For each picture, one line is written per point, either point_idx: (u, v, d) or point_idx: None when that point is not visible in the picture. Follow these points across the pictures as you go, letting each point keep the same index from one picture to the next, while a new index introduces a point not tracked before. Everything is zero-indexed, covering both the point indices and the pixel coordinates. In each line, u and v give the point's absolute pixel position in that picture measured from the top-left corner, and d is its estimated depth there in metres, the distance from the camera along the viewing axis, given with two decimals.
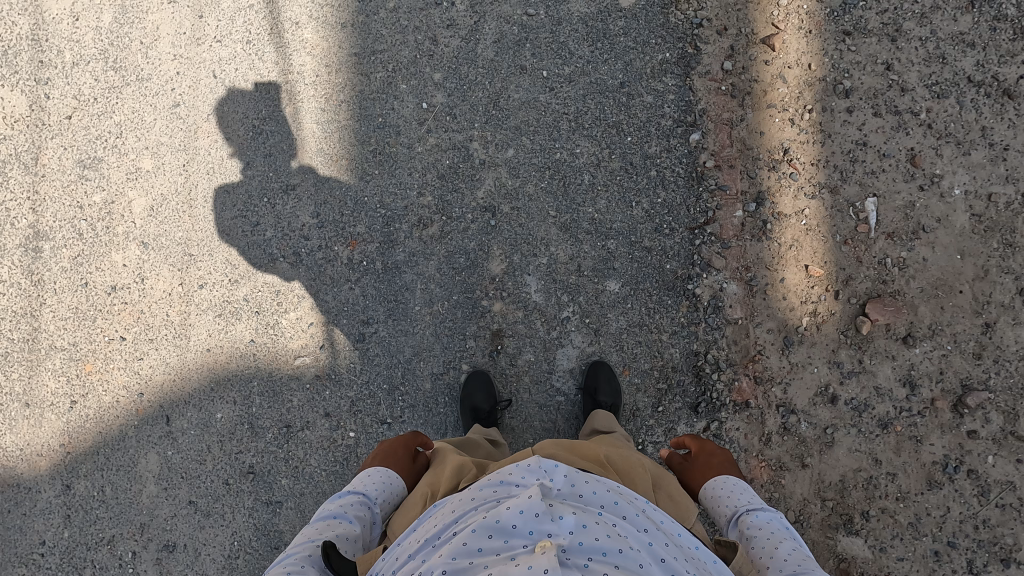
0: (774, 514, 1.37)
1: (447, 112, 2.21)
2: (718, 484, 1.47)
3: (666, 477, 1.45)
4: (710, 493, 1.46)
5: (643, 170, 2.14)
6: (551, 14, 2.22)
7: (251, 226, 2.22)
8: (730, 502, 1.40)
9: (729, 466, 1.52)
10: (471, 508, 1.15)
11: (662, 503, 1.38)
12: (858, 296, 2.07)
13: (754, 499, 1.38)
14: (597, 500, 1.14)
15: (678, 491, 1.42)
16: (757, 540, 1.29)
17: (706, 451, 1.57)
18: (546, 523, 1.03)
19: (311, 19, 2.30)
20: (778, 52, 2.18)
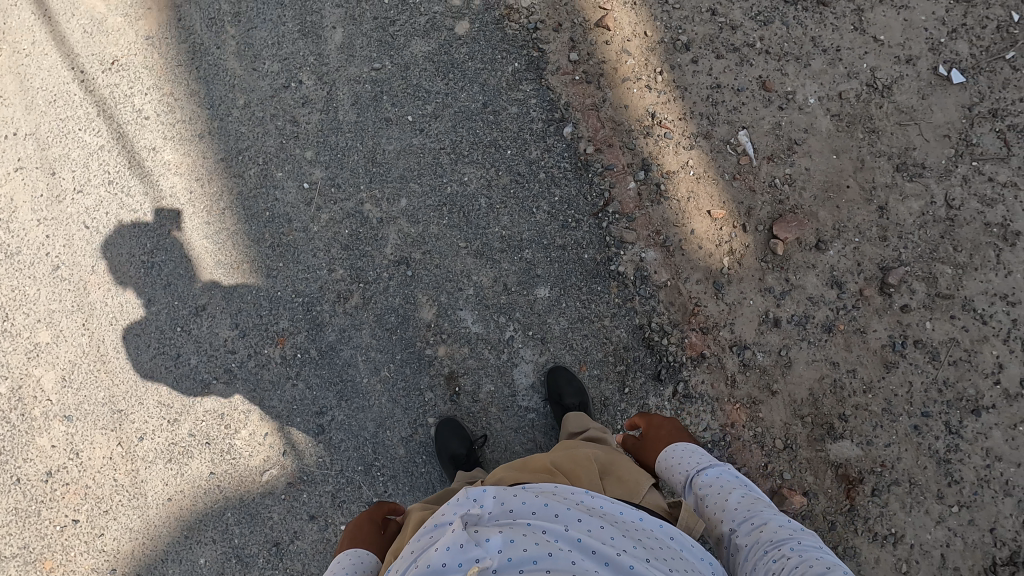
0: (721, 467, 1.41)
1: (330, 184, 2.21)
2: (670, 453, 1.50)
3: (614, 458, 1.44)
4: (663, 463, 1.49)
5: (532, 175, 2.19)
6: (397, 63, 2.27)
7: (173, 360, 2.13)
8: (681, 466, 1.44)
9: (676, 431, 1.55)
10: (409, 563, 1.13)
11: (611, 485, 1.37)
12: (763, 222, 2.17)
13: (702, 459, 1.42)
14: (526, 510, 1.15)
15: (626, 468, 1.41)
16: (709, 498, 1.34)
17: (653, 424, 1.60)
18: (472, 550, 1.02)
19: (167, 140, 2.27)
20: (614, 31, 2.30)
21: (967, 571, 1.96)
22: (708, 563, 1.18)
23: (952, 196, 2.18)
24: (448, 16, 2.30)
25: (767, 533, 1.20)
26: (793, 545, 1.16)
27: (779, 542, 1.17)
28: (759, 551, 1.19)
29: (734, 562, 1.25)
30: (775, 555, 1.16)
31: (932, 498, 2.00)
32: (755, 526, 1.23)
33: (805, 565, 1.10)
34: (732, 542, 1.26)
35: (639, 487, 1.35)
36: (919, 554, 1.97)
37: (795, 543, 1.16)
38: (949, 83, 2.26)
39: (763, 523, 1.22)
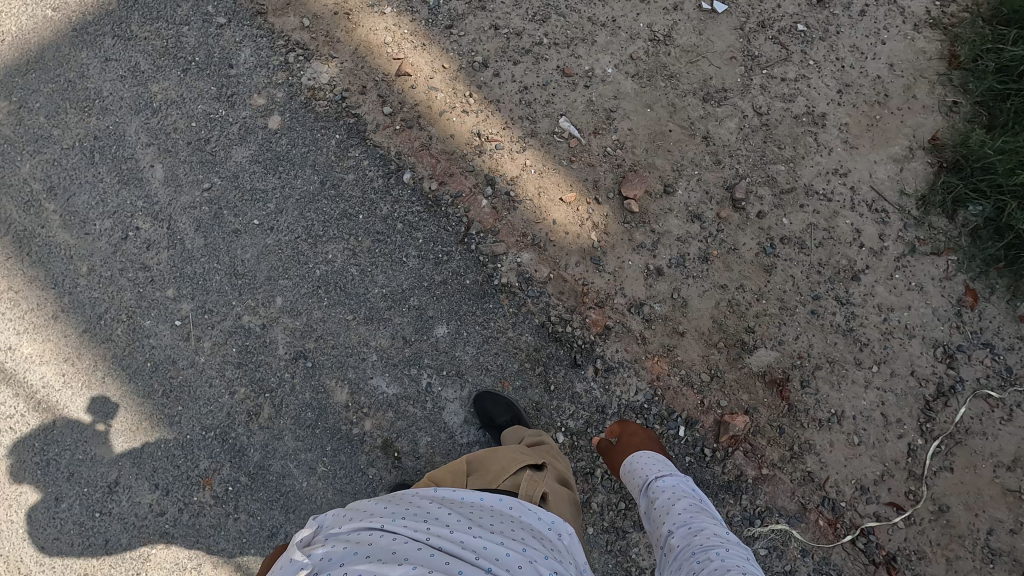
0: (679, 478, 1.62)
1: (201, 312, 2.18)
2: (635, 455, 1.74)
3: (488, 454, 1.41)
4: (628, 465, 1.72)
5: (391, 229, 2.25)
6: (226, 176, 2.30)
7: (103, 547, 2.02)
8: (643, 471, 1.66)
9: (648, 439, 1.82)
10: None
11: (475, 480, 1.33)
12: (612, 189, 2.31)
13: (663, 469, 1.64)
14: (360, 512, 1.13)
15: (494, 460, 1.37)
16: (661, 500, 1.55)
17: (630, 429, 1.88)
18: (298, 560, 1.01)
19: (21, 334, 2.19)
20: (415, 74, 2.42)
21: (910, 419, 2.08)
22: (549, 523, 1.20)
23: (758, 105, 2.39)
24: (258, 117, 2.36)
25: (699, 537, 1.38)
26: (718, 550, 1.32)
27: (708, 546, 1.34)
28: (689, 551, 1.36)
29: (667, 559, 1.43)
30: (701, 557, 1.32)
31: (853, 367, 2.12)
32: (692, 530, 1.41)
33: (722, 567, 1.26)
34: (669, 542, 1.44)
35: (502, 473, 1.31)
36: (864, 422, 2.07)
37: (721, 549, 1.32)
38: (715, 13, 2.51)
39: (699, 526, 1.41)
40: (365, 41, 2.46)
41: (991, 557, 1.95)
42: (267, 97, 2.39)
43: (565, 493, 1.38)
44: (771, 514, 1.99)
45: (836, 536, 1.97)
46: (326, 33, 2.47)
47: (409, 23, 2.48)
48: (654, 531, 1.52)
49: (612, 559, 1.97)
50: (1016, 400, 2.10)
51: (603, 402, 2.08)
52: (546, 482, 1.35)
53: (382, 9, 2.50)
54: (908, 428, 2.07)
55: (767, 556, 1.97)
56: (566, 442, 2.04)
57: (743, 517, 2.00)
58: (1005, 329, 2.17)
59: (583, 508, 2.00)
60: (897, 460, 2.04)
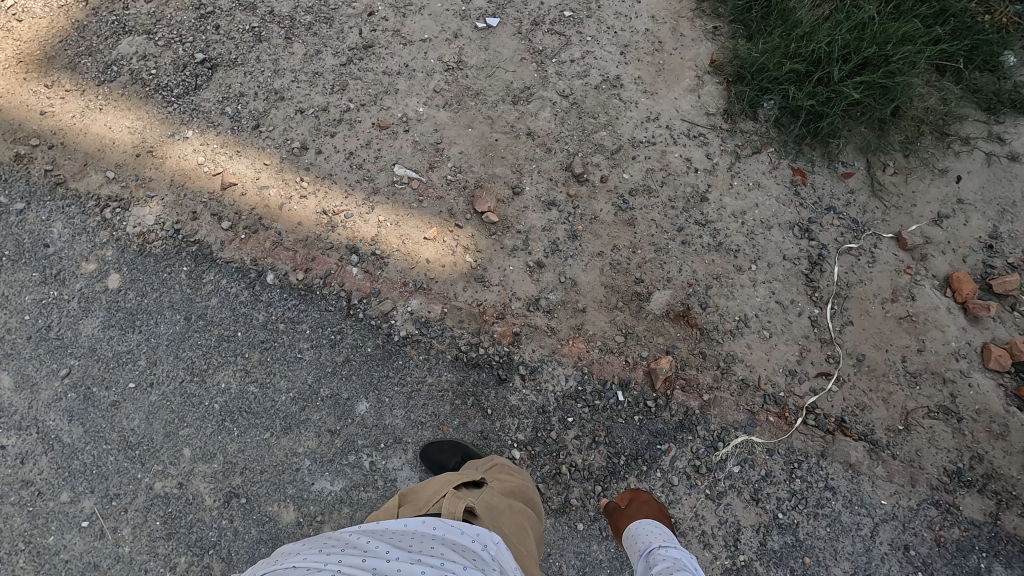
0: (684, 553, 1.53)
1: (108, 500, 1.99)
2: (641, 522, 1.71)
3: (423, 484, 1.41)
4: (635, 529, 1.69)
5: (275, 333, 2.18)
6: (82, 353, 2.15)
7: None
8: (645, 537, 1.63)
9: (660, 515, 1.78)
10: None
11: (408, 509, 1.32)
12: (468, 210, 2.39)
13: (666, 538, 1.60)
14: (278, 555, 1.05)
15: (426, 488, 1.36)
16: (659, 566, 1.46)
17: (642, 497, 1.85)
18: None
19: None
20: (241, 180, 2.41)
21: (800, 296, 2.26)
22: (474, 536, 1.14)
23: (562, 89, 2.59)
24: (95, 282, 2.24)
25: None
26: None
27: None
28: None
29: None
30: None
31: (736, 274, 2.29)
32: None
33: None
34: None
35: (431, 497, 1.30)
36: (766, 315, 2.23)
37: None
38: (492, 29, 2.72)
39: None
40: (178, 169, 2.42)
41: (916, 380, 2.13)
42: (97, 259, 2.27)
43: (506, 504, 1.35)
44: (729, 432, 2.06)
45: (790, 424, 2.07)
46: (135, 177, 2.40)
47: (216, 137, 2.48)
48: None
49: (612, 543, 1.95)
50: (872, 243, 2.35)
51: (541, 402, 2.09)
52: (478, 498, 1.33)
53: (185, 135, 2.48)
54: (803, 304, 2.25)
55: (743, 471, 2.01)
56: (524, 455, 2.03)
57: (707, 446, 2.03)
58: (837, 189, 2.44)
59: (565, 509, 1.98)
60: (807, 335, 2.20)
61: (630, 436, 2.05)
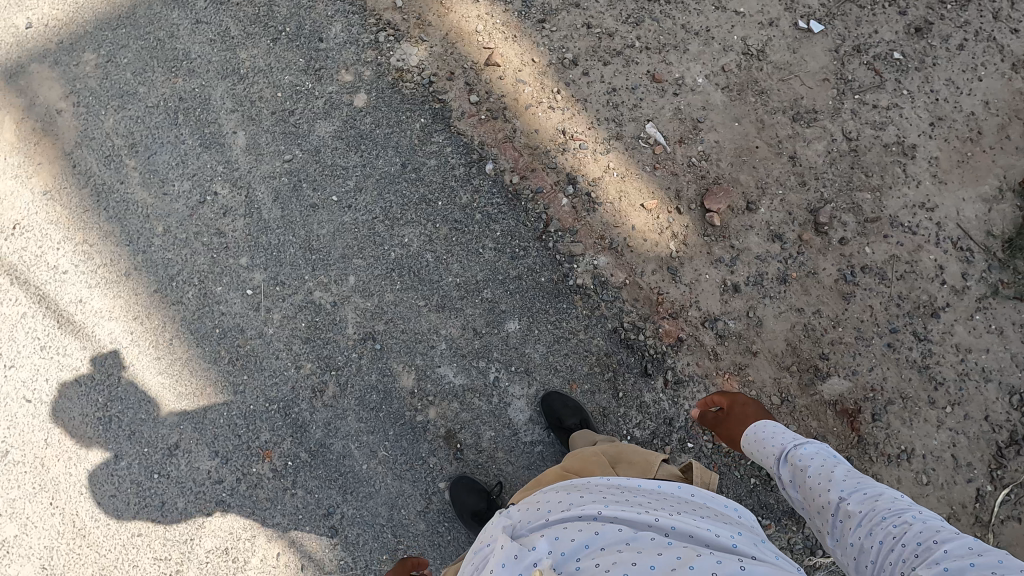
0: (820, 445, 1.38)
1: (273, 284, 2.18)
2: (758, 425, 1.52)
3: (621, 449, 1.52)
4: (749, 434, 1.52)
5: (469, 219, 2.23)
6: (308, 149, 2.29)
7: (159, 508, 2.05)
8: (777, 441, 1.43)
9: (763, 414, 1.63)
10: None
11: (625, 470, 1.44)
12: (694, 201, 2.28)
13: (796, 435, 1.40)
14: (556, 503, 1.14)
15: (635, 454, 1.49)
16: (814, 468, 1.29)
17: (740, 401, 1.69)
18: (530, 555, 0.99)
19: (92, 288, 2.20)
20: (504, 66, 2.39)
21: (980, 463, 2.06)
22: (736, 511, 1.19)
23: (848, 130, 2.36)
24: (345, 93, 2.35)
25: (883, 502, 1.16)
26: (914, 514, 1.11)
27: (899, 509, 1.13)
28: (875, 517, 1.14)
29: (840, 535, 1.20)
30: (895, 523, 1.11)
31: (925, 406, 2.11)
32: (867, 495, 1.19)
33: (955, 556, 0.99)
34: (841, 510, 1.20)
35: (653, 464, 1.44)
36: (934, 462, 2.06)
37: (916, 511, 1.12)
38: (810, 33, 2.45)
39: (876, 492, 1.19)
40: (457, 26, 2.43)
41: None
42: (355, 74, 2.37)
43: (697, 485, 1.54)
44: None
45: None
46: (418, 16, 2.43)
47: (502, 14, 2.44)
48: (810, 504, 1.28)
49: None
50: None
51: (670, 414, 2.09)
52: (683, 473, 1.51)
53: None
54: (978, 473, 2.06)
55: None
56: None
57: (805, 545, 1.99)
58: None
59: None
60: (964, 504, 2.03)
61: (737, 493, 2.02)
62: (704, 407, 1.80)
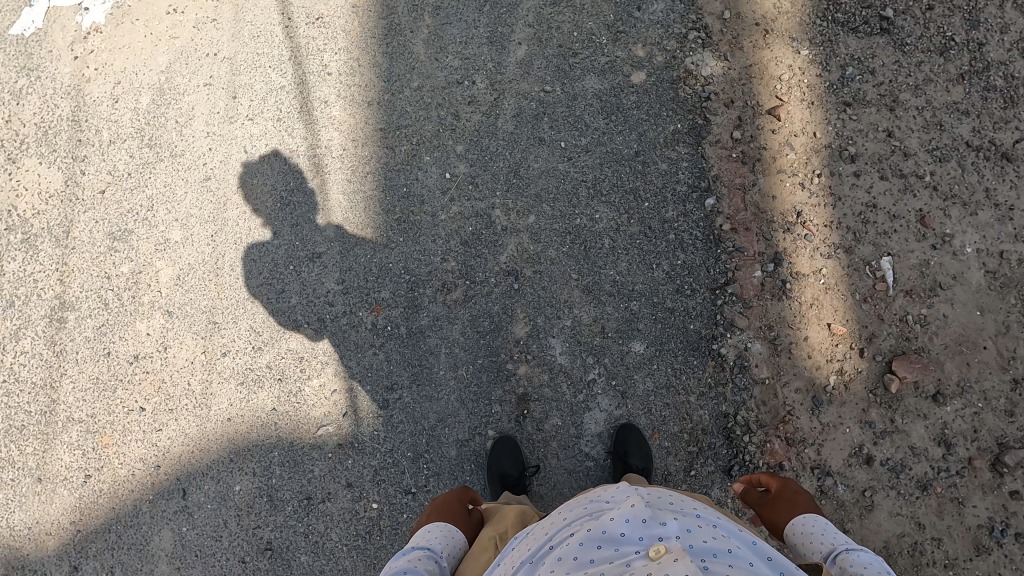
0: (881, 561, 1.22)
1: (469, 182, 2.30)
2: (809, 520, 1.36)
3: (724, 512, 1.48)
4: (794, 526, 1.37)
5: (662, 233, 2.21)
6: (567, 92, 2.36)
7: (276, 293, 2.27)
8: (828, 539, 1.29)
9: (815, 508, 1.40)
10: (565, 525, 1.16)
11: None
12: (883, 354, 2.07)
13: (851, 539, 1.26)
14: (688, 506, 1.18)
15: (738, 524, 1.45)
16: None
17: (789, 487, 1.45)
18: (655, 530, 1.06)
19: (339, 98, 2.45)
20: (784, 122, 2.28)
21: None
22: None
23: None
24: (628, 64, 2.38)
25: None
26: None
27: None
28: None
29: None
30: None
31: None
32: None
33: None
34: None
35: None
36: None
37: None
38: None
39: None
40: (764, 63, 2.33)
41: None
42: (647, 52, 2.38)
43: None
44: None
45: None
46: (735, 34, 2.36)
47: (813, 75, 2.30)
48: None
49: None
50: None
51: None
52: None
53: (800, 46, 2.33)
54: None
55: None
56: None
57: None
58: None
59: None
60: None
61: None
62: (749, 485, 1.56)
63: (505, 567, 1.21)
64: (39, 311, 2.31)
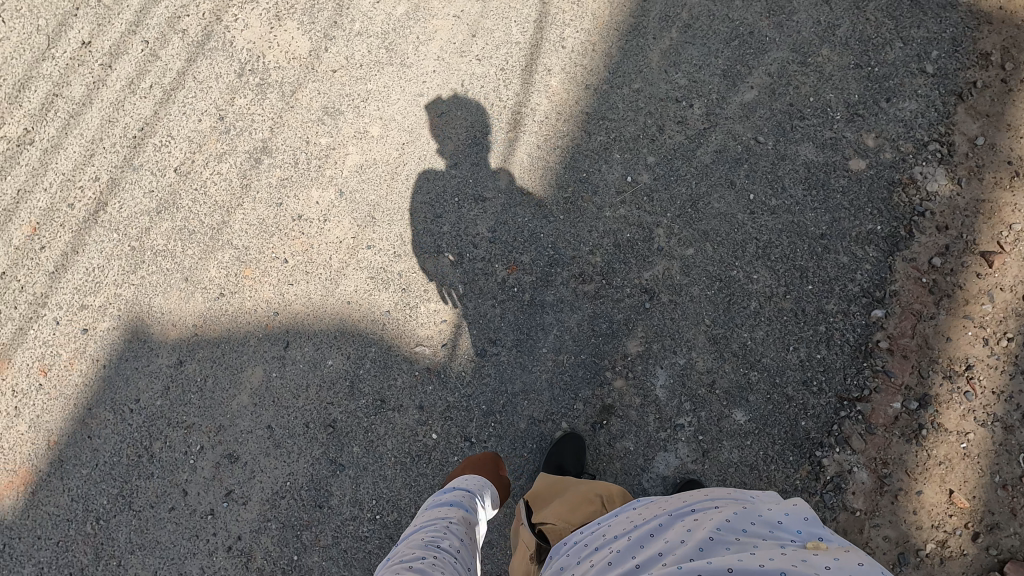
0: None
1: (646, 193, 2.32)
2: None
3: None
4: None
5: (812, 321, 2.11)
6: (778, 150, 2.30)
7: (433, 215, 2.41)
8: None
9: None
10: (712, 499, 1.18)
11: None
12: (998, 548, 1.87)
13: None
14: None
15: None
16: None
17: None
18: (816, 527, 1.05)
19: (563, 70, 2.54)
20: (994, 270, 2.07)
21: None
22: None
23: None
24: (852, 148, 2.27)
25: None
26: None
27: None
28: None
29: None
30: None
31: None
32: None
33: None
34: None
35: None
36: None
37: None
38: None
39: None
40: (1001, 204, 2.13)
41: None
42: (877, 145, 2.26)
43: None
44: None
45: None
46: (982, 163, 2.18)
47: None
48: None
49: None
50: None
51: None
52: None
53: None
54: None
55: None
56: None
57: None
58: None
59: None
60: None
61: None
62: None
63: (632, 515, 1.22)
64: (244, 146, 2.59)
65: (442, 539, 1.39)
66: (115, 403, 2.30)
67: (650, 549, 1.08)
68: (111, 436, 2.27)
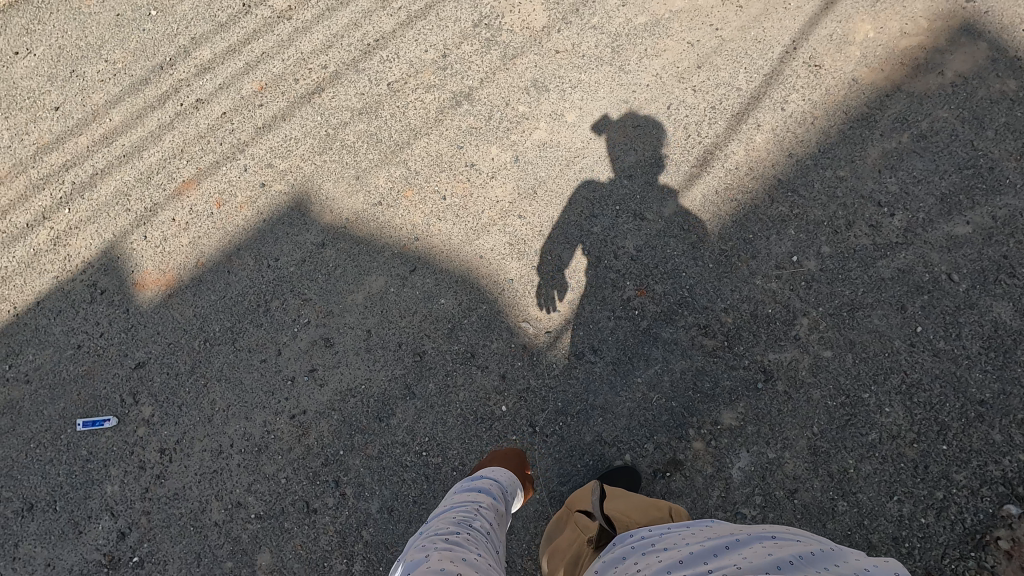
0: None
1: (806, 279, 2.21)
2: None
3: None
4: None
5: (929, 483, 1.92)
6: (969, 296, 2.09)
7: (589, 213, 2.45)
8: None
9: None
10: (799, 537, 1.11)
11: None
12: None
13: None
14: None
15: None
16: None
17: None
18: None
19: (773, 130, 2.46)
20: None
21: None
22: None
23: None
24: None
25: None
26: None
27: None
28: None
29: None
30: None
31: None
32: None
33: None
34: None
35: None
36: None
37: None
38: None
39: None
40: None
41: None
42: None
43: None
44: None
45: None
46: None
47: None
48: None
49: None
50: None
51: None
52: None
53: None
54: None
55: None
56: None
57: None
58: None
59: None
60: None
61: None
62: None
63: (712, 530, 1.19)
64: (451, 87, 2.77)
65: (473, 517, 1.44)
66: (259, 254, 2.57)
67: (723, 559, 1.06)
68: (244, 278, 2.54)
